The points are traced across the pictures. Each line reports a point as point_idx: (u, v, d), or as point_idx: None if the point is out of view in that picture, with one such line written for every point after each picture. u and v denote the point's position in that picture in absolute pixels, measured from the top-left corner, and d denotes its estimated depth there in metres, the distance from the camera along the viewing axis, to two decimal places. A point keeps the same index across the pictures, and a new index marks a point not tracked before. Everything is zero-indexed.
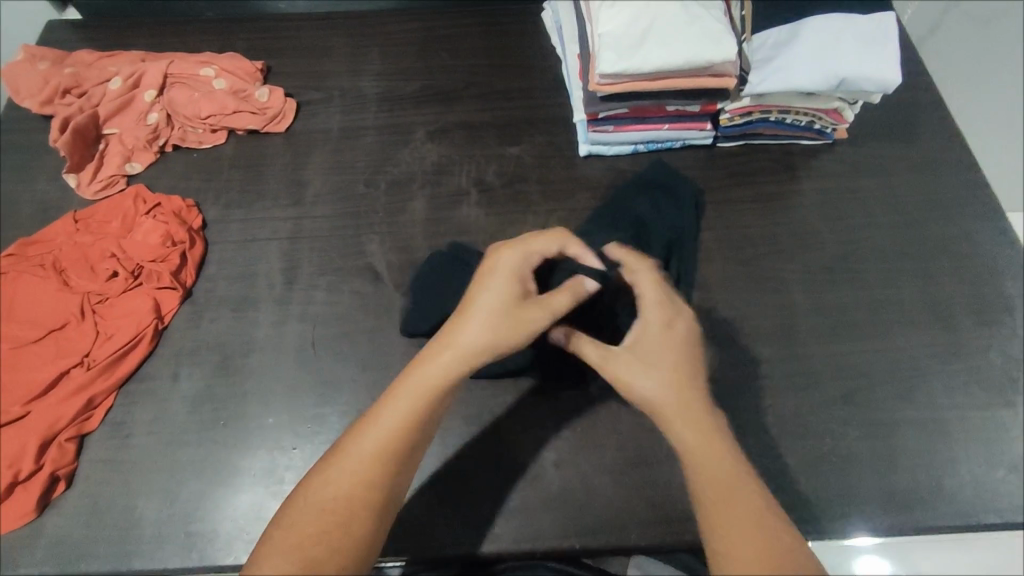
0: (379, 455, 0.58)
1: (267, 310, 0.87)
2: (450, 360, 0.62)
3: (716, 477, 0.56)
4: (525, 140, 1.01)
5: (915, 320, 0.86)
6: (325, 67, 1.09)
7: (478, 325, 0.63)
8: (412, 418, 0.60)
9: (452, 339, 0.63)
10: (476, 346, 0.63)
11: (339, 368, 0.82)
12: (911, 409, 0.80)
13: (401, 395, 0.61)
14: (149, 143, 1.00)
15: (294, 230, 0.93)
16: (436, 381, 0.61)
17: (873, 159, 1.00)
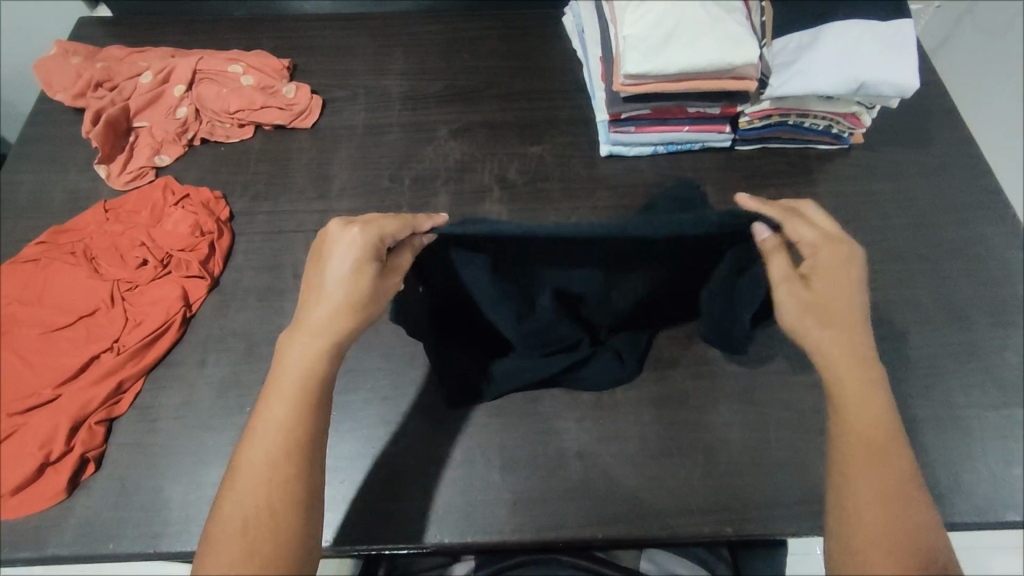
0: (281, 456, 0.58)
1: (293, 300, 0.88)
2: (311, 352, 0.63)
3: (871, 441, 0.61)
4: (547, 140, 1.03)
5: (930, 320, 0.88)
6: (349, 66, 1.12)
7: (324, 319, 0.64)
8: (292, 412, 0.60)
9: (305, 336, 0.63)
10: (333, 332, 0.64)
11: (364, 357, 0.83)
12: (928, 407, 0.82)
13: (270, 399, 0.61)
14: (178, 136, 1.02)
15: (319, 222, 0.95)
16: (303, 374, 0.62)
17: (887, 163, 1.01)
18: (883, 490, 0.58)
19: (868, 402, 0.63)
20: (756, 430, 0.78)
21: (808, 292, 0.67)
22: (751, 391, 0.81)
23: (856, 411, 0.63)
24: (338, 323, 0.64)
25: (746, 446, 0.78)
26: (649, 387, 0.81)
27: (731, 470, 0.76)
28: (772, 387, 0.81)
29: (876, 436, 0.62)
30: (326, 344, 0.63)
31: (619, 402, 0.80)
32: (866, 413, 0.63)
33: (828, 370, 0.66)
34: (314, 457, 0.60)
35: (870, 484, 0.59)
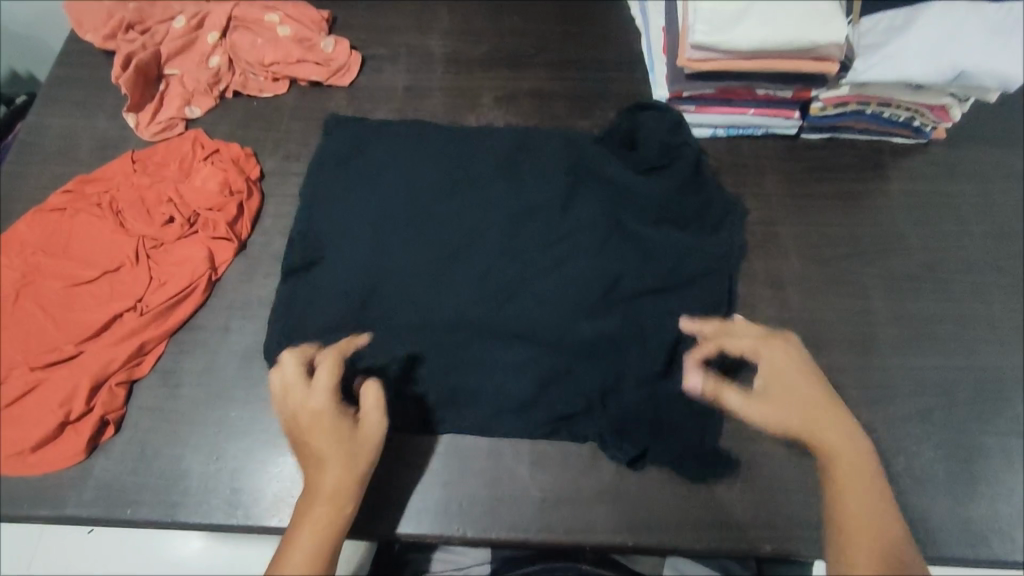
0: None
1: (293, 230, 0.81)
2: (319, 543, 0.58)
3: (851, 478, 0.60)
4: (597, 114, 0.97)
5: (1005, 339, 0.81)
6: (392, 22, 1.05)
7: (321, 504, 0.60)
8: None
9: (309, 527, 0.59)
10: (337, 522, 0.60)
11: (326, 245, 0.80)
12: (993, 434, 0.76)
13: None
14: (210, 86, 0.97)
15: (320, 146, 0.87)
16: (315, 569, 0.57)
17: (969, 162, 0.93)
18: (873, 539, 0.57)
19: (841, 436, 0.63)
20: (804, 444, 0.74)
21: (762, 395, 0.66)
22: None
23: (829, 453, 0.62)
24: (338, 497, 0.60)
25: (793, 461, 0.73)
26: None
27: (775, 485, 0.72)
28: None
29: (864, 489, 0.60)
30: (331, 533, 0.59)
31: (638, 373, 0.73)
32: (844, 453, 0.62)
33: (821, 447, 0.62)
34: None
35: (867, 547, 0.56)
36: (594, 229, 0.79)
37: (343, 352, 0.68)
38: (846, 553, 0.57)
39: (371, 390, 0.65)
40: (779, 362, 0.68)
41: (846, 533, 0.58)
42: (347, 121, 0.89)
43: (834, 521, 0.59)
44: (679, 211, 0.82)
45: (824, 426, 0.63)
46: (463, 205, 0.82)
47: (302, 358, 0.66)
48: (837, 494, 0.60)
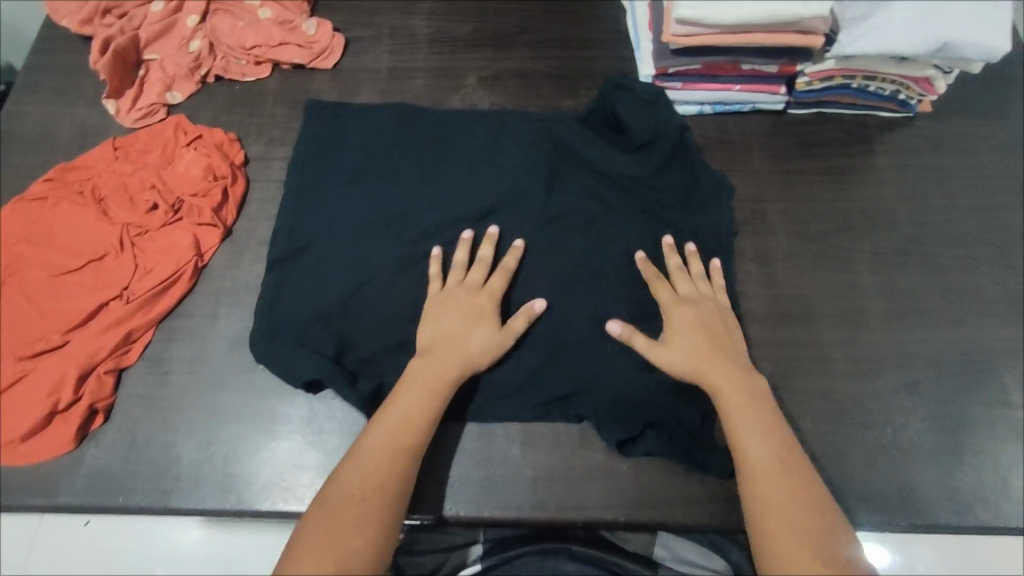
0: (381, 453, 0.61)
1: (278, 220, 0.81)
2: (396, 441, 0.62)
3: (776, 463, 0.61)
4: (583, 93, 0.96)
5: (989, 311, 0.82)
6: (374, 3, 1.04)
7: (418, 397, 0.65)
8: (364, 495, 0.58)
9: (389, 424, 0.63)
10: (412, 431, 0.63)
11: (313, 232, 0.80)
12: (980, 405, 0.77)
13: (340, 485, 0.59)
14: (191, 71, 0.95)
15: (300, 130, 0.86)
16: (385, 466, 0.60)
17: (954, 135, 0.93)
18: (797, 509, 0.58)
19: (766, 429, 0.63)
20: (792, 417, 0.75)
21: (675, 345, 0.70)
22: (788, 375, 0.77)
23: (754, 443, 0.62)
24: (430, 398, 0.66)
25: None
26: None
27: None
28: (813, 372, 0.78)
29: (765, 432, 0.63)
30: (407, 438, 0.63)
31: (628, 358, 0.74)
32: (767, 444, 0.62)
33: (726, 402, 0.65)
34: (390, 497, 0.59)
35: (776, 482, 0.60)
36: (579, 218, 0.81)
37: (509, 265, 0.76)
38: (759, 498, 0.59)
39: (518, 315, 0.72)
40: (701, 352, 0.69)
41: (769, 518, 0.58)
42: (325, 106, 0.88)
43: (744, 464, 0.62)
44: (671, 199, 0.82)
45: (746, 420, 0.64)
46: (445, 191, 0.82)
47: (484, 269, 0.75)
48: (761, 481, 0.60)
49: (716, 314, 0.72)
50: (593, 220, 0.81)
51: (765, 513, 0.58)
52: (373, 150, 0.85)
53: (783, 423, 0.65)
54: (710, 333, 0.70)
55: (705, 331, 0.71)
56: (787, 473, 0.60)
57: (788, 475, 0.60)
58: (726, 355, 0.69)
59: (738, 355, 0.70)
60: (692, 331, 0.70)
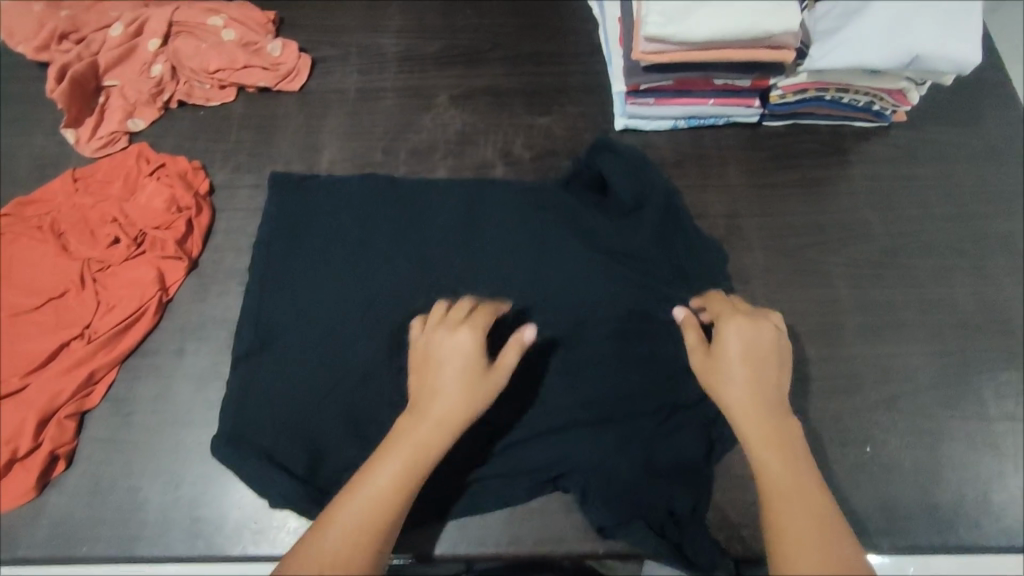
0: (357, 529, 0.52)
1: (244, 306, 0.80)
2: (390, 483, 0.55)
3: (800, 495, 0.54)
4: (556, 110, 0.94)
5: (967, 323, 0.81)
6: (342, 21, 1.02)
7: (413, 435, 0.58)
8: (352, 545, 0.51)
9: (380, 468, 0.56)
10: (411, 471, 0.56)
11: (279, 318, 0.79)
12: (959, 420, 0.76)
13: (325, 534, 0.52)
14: (153, 97, 0.93)
15: (263, 209, 0.86)
16: (379, 510, 0.54)
17: (929, 144, 0.93)
18: (817, 563, 0.49)
19: (791, 461, 0.57)
20: None
21: (718, 362, 0.61)
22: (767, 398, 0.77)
23: (779, 471, 0.56)
24: (424, 441, 0.58)
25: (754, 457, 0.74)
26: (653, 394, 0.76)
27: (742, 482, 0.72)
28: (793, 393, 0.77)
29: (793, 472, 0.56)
30: (399, 477, 0.56)
31: (605, 399, 0.75)
32: (791, 476, 0.56)
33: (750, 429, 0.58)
34: None
35: (797, 526, 0.52)
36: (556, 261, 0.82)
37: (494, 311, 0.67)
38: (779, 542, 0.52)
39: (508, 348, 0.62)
40: (737, 372, 0.60)
41: (788, 554, 0.50)
42: (287, 180, 0.87)
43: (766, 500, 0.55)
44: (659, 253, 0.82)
45: (770, 450, 0.57)
46: (425, 237, 0.84)
47: (463, 309, 0.65)
48: (783, 529, 0.52)
49: (768, 339, 0.63)
50: (562, 291, 0.80)
51: (780, 543, 0.52)
52: (343, 224, 0.85)
53: (807, 457, 0.58)
54: (765, 360, 0.61)
55: (761, 357, 0.61)
56: (814, 523, 0.52)
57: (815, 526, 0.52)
58: (775, 388, 0.61)
59: (780, 391, 0.61)
60: (741, 353, 0.61)
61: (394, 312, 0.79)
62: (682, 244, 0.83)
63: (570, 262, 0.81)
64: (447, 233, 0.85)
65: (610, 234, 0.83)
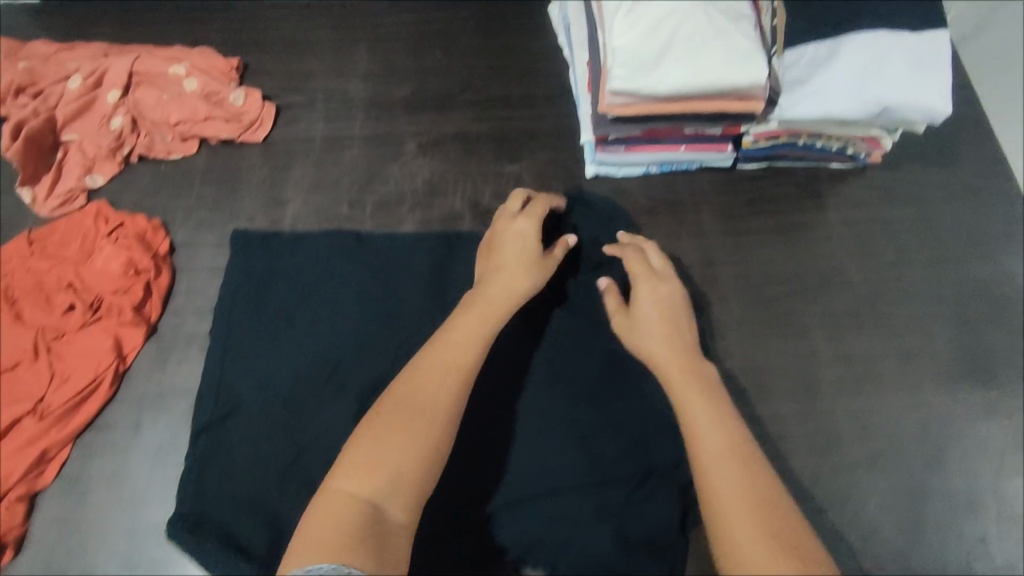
0: (429, 390, 0.63)
1: (206, 374, 0.78)
2: (451, 364, 0.65)
3: (714, 418, 0.64)
4: (526, 156, 0.92)
5: (947, 374, 0.79)
6: (307, 64, 0.99)
7: (472, 322, 0.69)
8: (416, 413, 0.61)
9: (443, 348, 0.67)
10: (464, 359, 0.66)
11: (240, 387, 0.77)
12: (940, 478, 0.75)
13: (395, 401, 0.63)
14: (112, 151, 0.90)
15: (227, 268, 0.84)
16: (442, 385, 0.64)
17: (907, 185, 0.91)
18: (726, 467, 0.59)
19: (706, 393, 0.66)
20: None
21: (640, 313, 0.75)
22: None
23: (696, 399, 0.66)
24: (477, 330, 0.68)
25: None
26: (624, 461, 0.74)
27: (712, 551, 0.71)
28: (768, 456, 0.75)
29: (702, 395, 0.66)
30: (461, 358, 0.66)
31: (573, 467, 0.74)
32: (706, 405, 0.65)
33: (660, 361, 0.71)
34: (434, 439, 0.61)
35: (709, 440, 0.62)
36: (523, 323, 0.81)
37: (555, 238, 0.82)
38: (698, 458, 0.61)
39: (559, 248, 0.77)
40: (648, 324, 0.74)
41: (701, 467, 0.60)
42: (254, 237, 0.85)
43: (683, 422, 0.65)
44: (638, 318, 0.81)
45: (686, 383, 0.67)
46: (391, 299, 0.82)
47: (533, 218, 0.79)
48: (699, 445, 0.62)
49: (673, 293, 0.76)
50: (532, 356, 0.80)
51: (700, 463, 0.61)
52: (309, 286, 0.83)
53: (716, 385, 0.68)
54: (674, 309, 0.75)
55: (670, 307, 0.75)
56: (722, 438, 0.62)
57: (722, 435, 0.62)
58: (684, 332, 0.73)
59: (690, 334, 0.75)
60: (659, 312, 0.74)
61: (357, 379, 0.77)
62: None
63: (542, 325, 0.81)
64: (415, 292, 0.83)
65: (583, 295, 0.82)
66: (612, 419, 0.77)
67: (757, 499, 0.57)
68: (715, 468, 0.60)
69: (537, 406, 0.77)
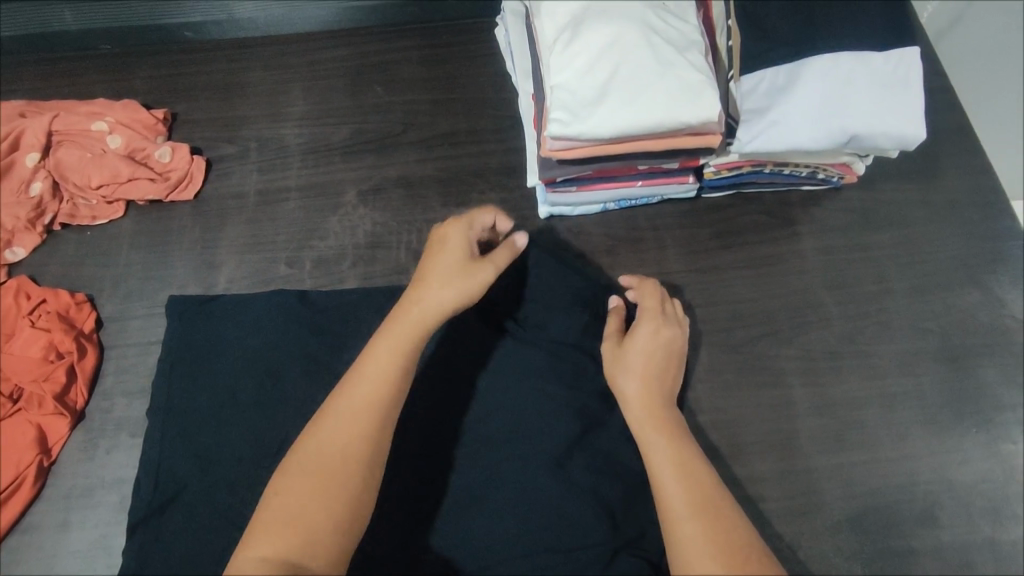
0: (344, 428, 0.58)
1: (145, 457, 0.71)
2: (357, 403, 0.59)
3: (682, 465, 0.60)
4: (474, 198, 0.86)
5: (934, 417, 0.74)
6: (239, 112, 0.93)
7: (396, 345, 0.62)
8: (325, 467, 0.56)
9: (349, 388, 0.60)
10: (384, 392, 0.60)
11: (182, 471, 0.70)
12: (930, 535, 0.69)
13: (308, 449, 0.57)
14: (32, 222, 0.83)
15: (166, 337, 0.76)
16: (352, 427, 0.58)
17: (885, 205, 0.84)
18: (700, 528, 0.56)
19: (675, 439, 0.63)
20: None
21: (632, 348, 0.70)
22: None
23: (662, 446, 0.62)
24: (399, 356, 0.62)
25: None
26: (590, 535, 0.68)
27: None
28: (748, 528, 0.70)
29: (675, 444, 0.62)
30: (377, 392, 0.60)
31: (535, 545, 0.68)
32: (673, 451, 0.62)
33: (634, 409, 0.66)
34: (354, 481, 0.56)
35: (680, 499, 0.58)
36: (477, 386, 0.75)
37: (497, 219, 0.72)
38: (671, 518, 0.57)
39: (501, 248, 0.70)
40: (632, 368, 0.68)
41: (673, 517, 0.57)
42: (191, 304, 0.78)
43: (654, 474, 0.61)
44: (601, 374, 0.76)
45: (657, 430, 0.64)
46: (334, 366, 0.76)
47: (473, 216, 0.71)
48: (671, 505, 0.58)
49: (674, 336, 0.71)
50: (490, 420, 0.74)
51: (671, 517, 0.57)
52: (252, 353, 0.75)
53: (683, 428, 0.65)
54: (664, 355, 0.70)
55: (660, 352, 0.70)
56: (697, 495, 0.58)
57: (696, 490, 0.58)
58: (668, 381, 0.69)
59: (672, 379, 0.69)
60: (654, 353, 0.69)
61: None
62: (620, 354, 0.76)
63: (499, 387, 0.75)
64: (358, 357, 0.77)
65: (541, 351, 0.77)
66: (579, 487, 0.71)
67: (727, 545, 0.54)
68: (684, 519, 0.57)
69: (497, 477, 0.71)
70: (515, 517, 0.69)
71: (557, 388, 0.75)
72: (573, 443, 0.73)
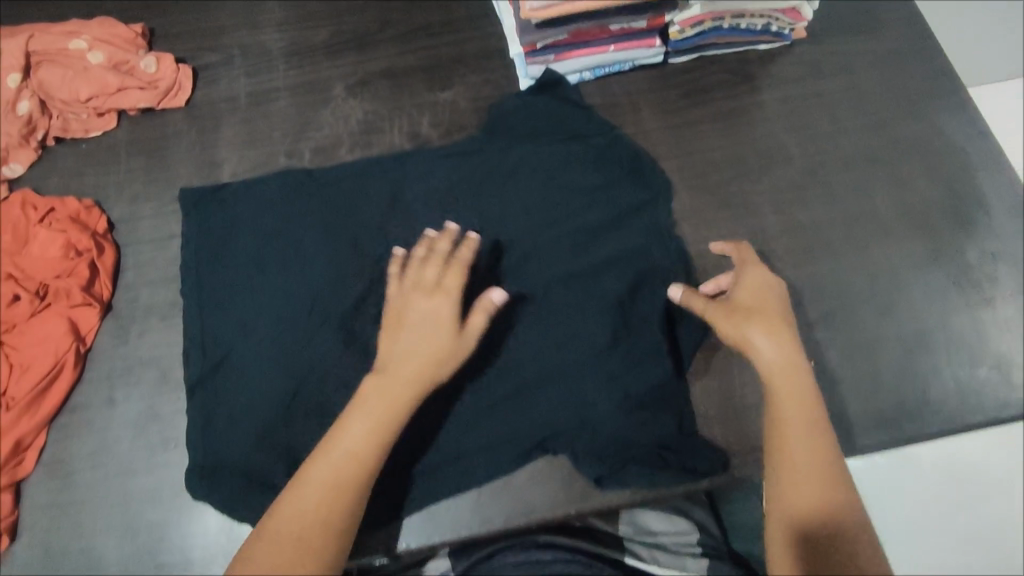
0: (326, 495, 0.59)
1: (188, 330, 0.77)
2: (347, 469, 0.60)
3: (808, 464, 0.61)
4: (457, 81, 0.91)
5: (891, 230, 0.83)
6: (217, 22, 0.95)
7: (371, 420, 0.62)
8: (311, 529, 0.58)
9: (334, 458, 0.60)
10: (361, 463, 0.61)
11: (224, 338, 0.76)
12: (893, 323, 0.79)
13: (289, 512, 0.59)
14: (25, 138, 0.85)
15: (185, 225, 0.82)
16: (332, 499, 0.59)
17: (834, 56, 0.93)
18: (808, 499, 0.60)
19: (809, 445, 0.62)
20: (711, 380, 0.78)
21: (747, 298, 0.70)
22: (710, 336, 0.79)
23: (799, 455, 0.62)
24: (379, 430, 0.62)
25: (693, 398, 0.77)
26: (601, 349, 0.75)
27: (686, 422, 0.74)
28: None
29: (803, 417, 0.64)
30: (355, 463, 0.60)
31: (555, 363, 0.75)
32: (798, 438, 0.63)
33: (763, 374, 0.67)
34: (333, 542, 0.58)
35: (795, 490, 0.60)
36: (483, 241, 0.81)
37: (466, 258, 0.69)
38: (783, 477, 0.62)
39: (477, 314, 0.66)
40: (755, 325, 0.67)
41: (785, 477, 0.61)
42: (203, 193, 0.83)
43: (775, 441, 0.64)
44: (595, 214, 0.82)
45: (790, 403, 0.64)
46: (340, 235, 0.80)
47: (439, 266, 0.69)
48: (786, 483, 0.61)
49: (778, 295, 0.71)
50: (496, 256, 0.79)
51: (777, 500, 0.61)
52: (266, 231, 0.80)
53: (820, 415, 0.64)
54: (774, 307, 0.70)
55: (769, 304, 0.70)
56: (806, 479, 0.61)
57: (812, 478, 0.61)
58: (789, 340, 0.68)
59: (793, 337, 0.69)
60: (767, 303, 0.70)
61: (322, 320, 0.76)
62: (616, 200, 0.82)
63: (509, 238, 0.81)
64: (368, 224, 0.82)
65: (543, 202, 0.82)
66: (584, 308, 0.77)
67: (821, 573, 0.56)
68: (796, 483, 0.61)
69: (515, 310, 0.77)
70: (531, 344, 0.76)
71: (563, 229, 0.81)
72: (582, 278, 0.78)
